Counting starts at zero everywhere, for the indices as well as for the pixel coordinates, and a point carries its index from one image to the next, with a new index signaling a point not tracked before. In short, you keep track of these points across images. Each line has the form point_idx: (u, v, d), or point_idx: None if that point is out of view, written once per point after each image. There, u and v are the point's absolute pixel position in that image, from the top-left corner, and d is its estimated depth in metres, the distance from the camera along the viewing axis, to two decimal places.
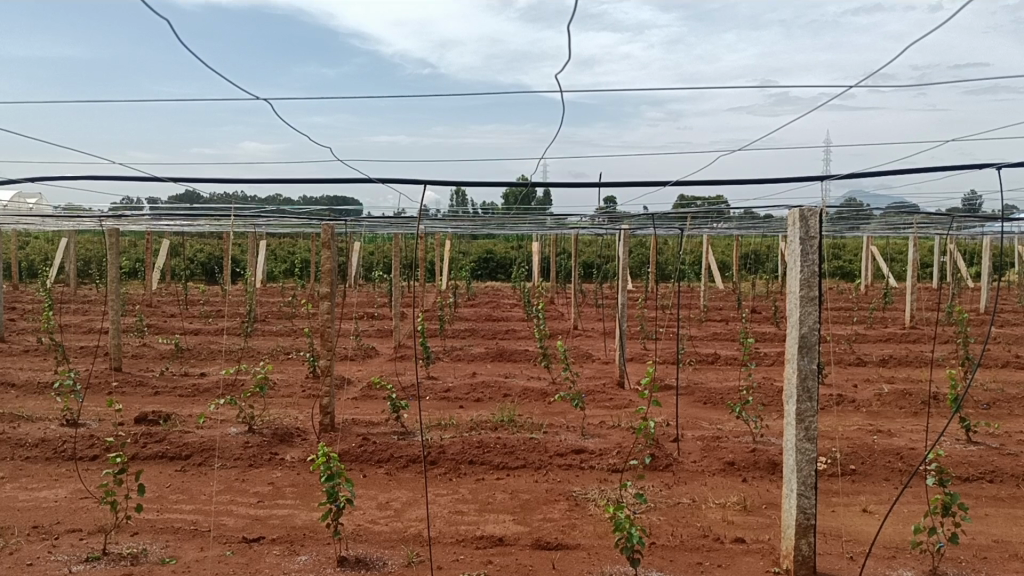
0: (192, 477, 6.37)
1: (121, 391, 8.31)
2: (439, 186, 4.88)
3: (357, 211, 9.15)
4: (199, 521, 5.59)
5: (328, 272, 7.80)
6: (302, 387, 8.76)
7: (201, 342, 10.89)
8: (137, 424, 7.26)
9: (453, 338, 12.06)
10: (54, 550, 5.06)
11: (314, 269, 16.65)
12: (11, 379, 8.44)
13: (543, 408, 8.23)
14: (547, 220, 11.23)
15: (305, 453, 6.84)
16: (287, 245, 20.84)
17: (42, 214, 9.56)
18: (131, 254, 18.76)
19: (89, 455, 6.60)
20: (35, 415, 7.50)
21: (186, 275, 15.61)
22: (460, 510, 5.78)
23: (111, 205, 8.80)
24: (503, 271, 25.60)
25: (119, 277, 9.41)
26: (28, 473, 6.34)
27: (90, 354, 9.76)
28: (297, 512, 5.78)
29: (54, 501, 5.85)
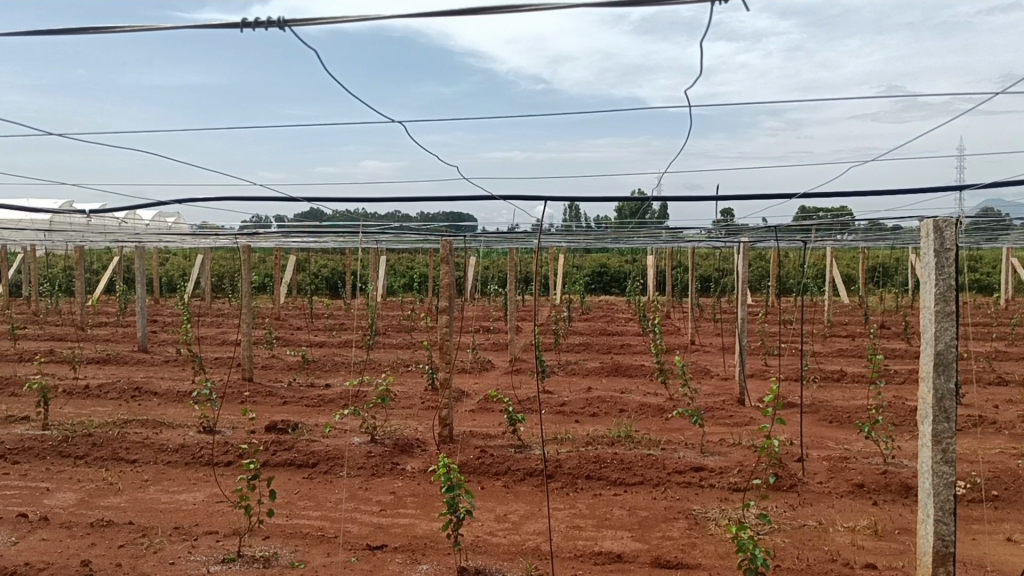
0: (319, 484, 6.61)
1: (252, 401, 8.71)
2: (557, 202, 4.92)
3: (473, 227, 9.29)
4: (326, 528, 5.79)
5: (446, 286, 7.94)
6: (422, 399, 8.95)
7: (326, 354, 11.29)
8: (268, 432, 7.59)
9: (568, 352, 12.07)
10: (193, 551, 5.35)
11: (431, 284, 16.98)
12: (153, 387, 8.98)
13: (660, 424, 8.12)
14: (663, 233, 11.09)
15: (425, 464, 6.99)
16: (405, 261, 21.34)
17: (181, 233, 10.14)
18: (260, 270, 19.65)
19: (224, 461, 6.95)
20: (175, 422, 7.95)
21: (311, 289, 16.23)
22: (577, 525, 5.77)
23: (241, 223, 9.23)
24: (617, 285, 25.45)
25: (251, 291, 9.87)
26: (170, 476, 6.72)
27: (224, 365, 10.28)
28: (418, 522, 5.90)
29: (193, 504, 6.18)
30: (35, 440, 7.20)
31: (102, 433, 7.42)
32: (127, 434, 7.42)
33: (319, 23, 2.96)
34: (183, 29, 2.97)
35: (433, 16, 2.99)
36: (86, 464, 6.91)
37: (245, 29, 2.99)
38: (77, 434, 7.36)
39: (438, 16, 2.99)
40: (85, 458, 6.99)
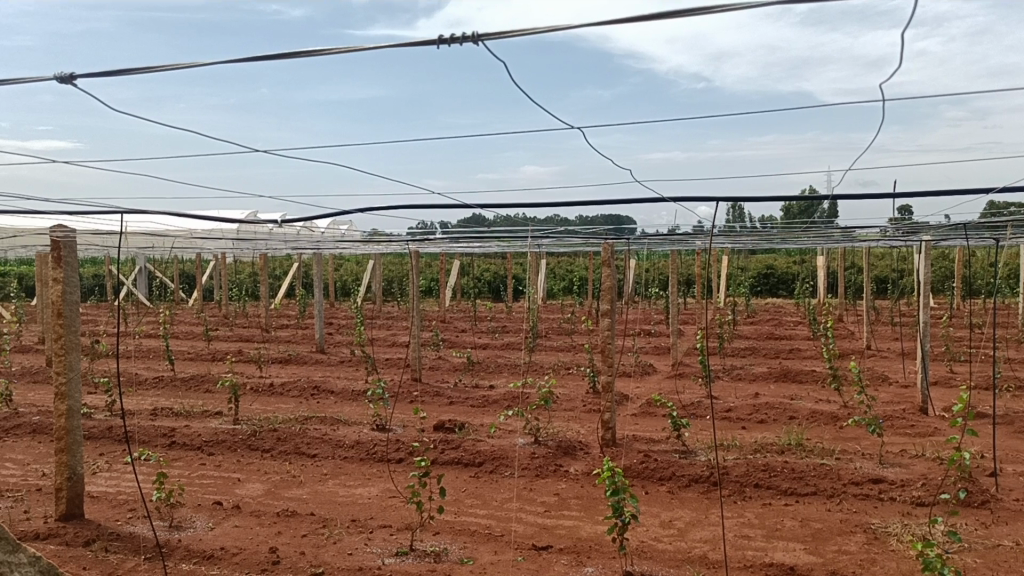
0: (485, 483, 6.77)
1: (421, 400, 9.04)
2: (726, 201, 4.81)
3: (633, 230, 9.21)
4: (493, 526, 5.92)
5: (607, 289, 7.90)
6: (583, 402, 8.98)
7: (490, 356, 11.55)
8: (436, 431, 7.86)
9: (733, 357, 11.76)
10: (369, 543, 5.61)
11: (591, 287, 17.02)
12: (330, 386, 9.49)
13: (833, 432, 7.76)
14: (835, 233, 10.58)
15: (589, 467, 7.01)
16: (565, 265, 21.48)
17: (354, 240, 10.66)
18: (426, 274, 20.35)
19: (396, 458, 7.26)
20: (351, 420, 8.38)
21: (475, 292, 16.63)
22: (746, 534, 5.60)
23: (409, 230, 9.56)
24: (785, 287, 24.51)
25: (418, 295, 10.23)
26: (346, 471, 7.09)
27: (394, 366, 10.73)
28: (583, 524, 5.93)
29: (368, 498, 6.48)
30: (227, 433, 7.79)
31: (286, 428, 7.92)
32: (307, 430, 7.88)
33: (512, 36, 3.00)
34: (384, 50, 3.10)
35: (622, 24, 2.96)
36: (272, 457, 7.40)
37: (438, 47, 3.08)
38: (264, 429, 7.89)
39: (625, 24, 2.97)
40: (271, 451, 7.48)
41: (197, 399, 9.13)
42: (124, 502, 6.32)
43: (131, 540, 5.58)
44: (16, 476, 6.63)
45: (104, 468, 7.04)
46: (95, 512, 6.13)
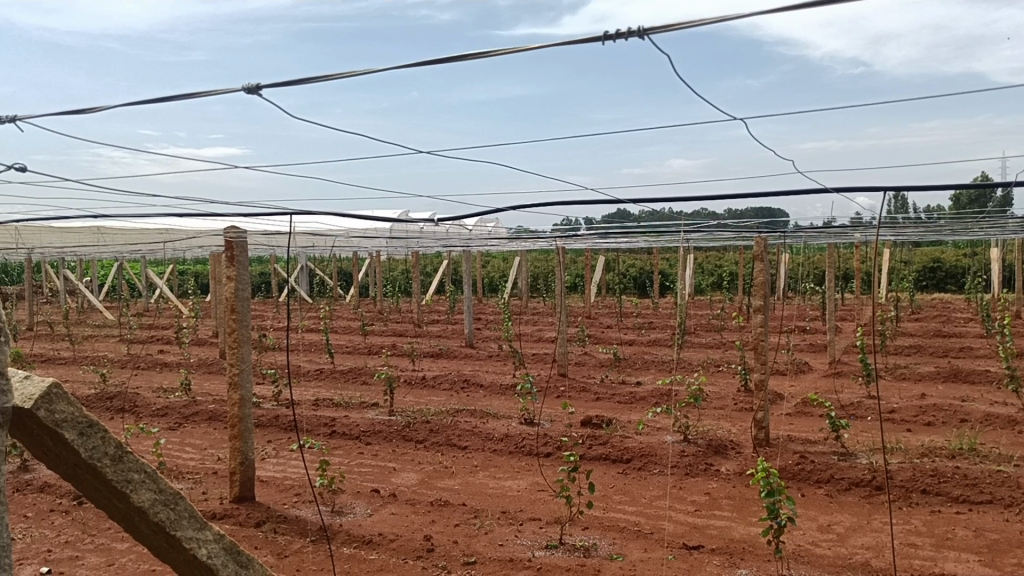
0: (634, 479, 6.72)
1: (568, 395, 9.09)
2: (893, 190, 4.53)
3: (785, 223, 8.89)
4: (642, 523, 5.87)
5: (760, 285, 7.63)
6: (735, 400, 8.76)
7: (637, 352, 11.45)
8: (584, 427, 7.88)
9: (897, 355, 11.14)
10: (520, 535, 5.70)
11: (742, 282, 16.56)
12: (479, 380, 9.70)
13: (1011, 437, 7.21)
14: (1011, 223, 9.82)
15: (741, 467, 6.83)
16: (713, 260, 20.98)
17: (501, 237, 10.83)
18: (572, 270, 20.43)
19: (544, 452, 7.34)
20: (500, 413, 8.53)
21: (621, 287, 16.54)
22: (914, 543, 5.29)
23: (556, 226, 9.61)
24: (953, 281, 23.00)
25: (564, 291, 10.27)
26: (496, 463, 7.22)
27: (541, 361, 10.84)
28: (735, 525, 5.78)
29: (517, 491, 6.58)
30: (383, 424, 8.09)
31: (438, 421, 8.15)
32: (458, 423, 8.08)
33: (676, 28, 2.93)
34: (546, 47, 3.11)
35: (783, 10, 2.86)
36: (425, 448, 7.63)
37: (601, 42, 3.08)
38: (417, 421, 8.15)
39: (795, 10, 2.85)
40: (424, 442, 7.73)
41: (355, 391, 9.54)
42: (291, 487, 6.70)
43: (297, 523, 5.90)
44: (195, 459, 7.16)
45: (272, 454, 7.49)
46: (265, 495, 6.54)
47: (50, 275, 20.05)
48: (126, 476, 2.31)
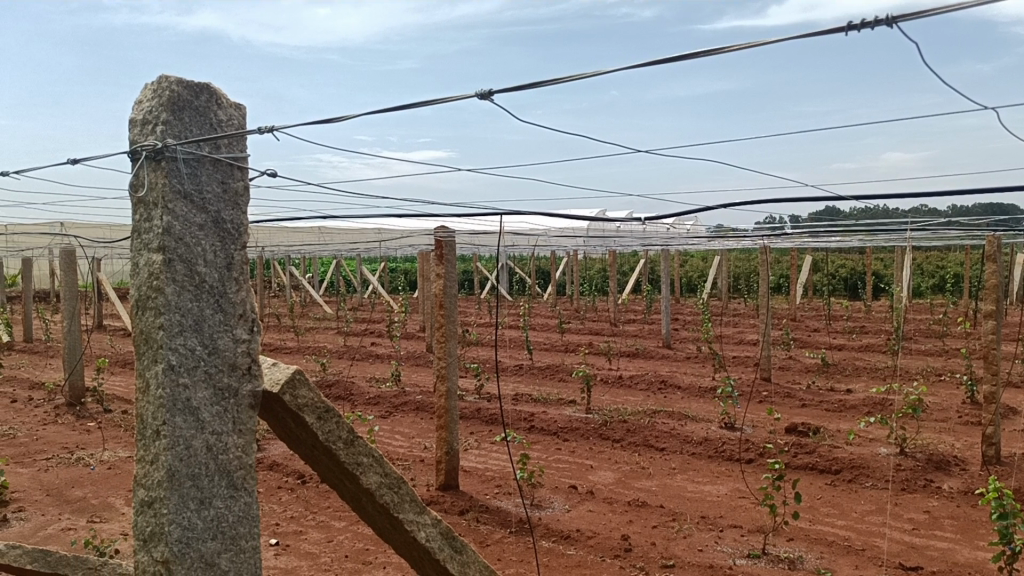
0: (843, 492, 6.37)
1: (771, 401, 8.76)
2: None
3: (1020, 220, 8.07)
4: (853, 538, 5.56)
5: (991, 288, 6.98)
6: (959, 413, 8.09)
7: (847, 358, 10.85)
8: (788, 434, 7.57)
9: None
10: (720, 541, 5.57)
11: (969, 285, 15.22)
12: (677, 382, 9.57)
13: None
14: None
15: (966, 486, 6.30)
16: (935, 260, 19.45)
17: (701, 236, 10.60)
18: (777, 271, 19.68)
19: (746, 458, 7.13)
20: (699, 416, 8.37)
21: (829, 288, 15.73)
22: None
23: (759, 225, 9.29)
24: None
25: (767, 292, 9.91)
26: (695, 467, 7.10)
27: (742, 364, 10.53)
28: (959, 548, 5.34)
29: (717, 497, 6.43)
30: (580, 422, 8.17)
31: (636, 420, 8.12)
32: (656, 424, 8.01)
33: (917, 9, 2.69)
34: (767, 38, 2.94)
35: None
36: (622, 447, 7.63)
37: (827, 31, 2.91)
38: (614, 420, 8.16)
39: None
40: (621, 441, 7.72)
41: (553, 388, 9.70)
42: (492, 479, 6.92)
43: (498, 514, 6.09)
44: (404, 447, 7.57)
45: (474, 446, 7.77)
46: (469, 485, 6.79)
47: (277, 271, 21.87)
48: (356, 459, 2.48)
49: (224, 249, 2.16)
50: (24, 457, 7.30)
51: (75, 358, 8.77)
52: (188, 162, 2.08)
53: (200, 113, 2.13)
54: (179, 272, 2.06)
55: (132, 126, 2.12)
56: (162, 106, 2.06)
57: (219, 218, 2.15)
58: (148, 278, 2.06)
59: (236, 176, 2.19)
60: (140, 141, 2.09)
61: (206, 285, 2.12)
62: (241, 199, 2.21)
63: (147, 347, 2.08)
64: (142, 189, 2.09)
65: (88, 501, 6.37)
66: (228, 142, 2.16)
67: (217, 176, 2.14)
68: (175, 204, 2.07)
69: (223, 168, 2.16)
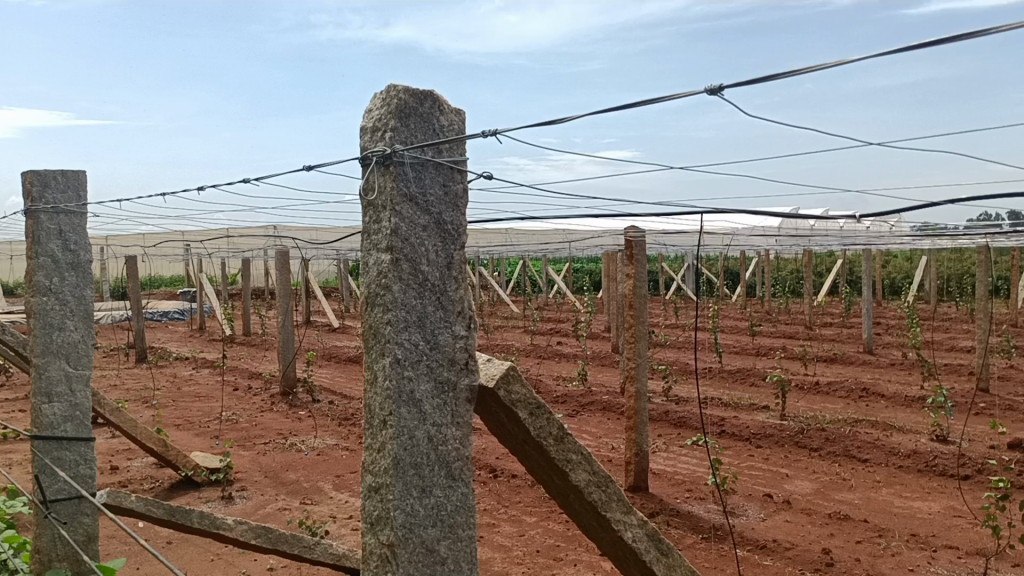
0: None
1: (990, 413, 8.06)
2: None
3: None
4: None
5: None
6: None
7: None
8: (1011, 450, 6.94)
9: None
10: (933, 562, 5.19)
11: None
12: (881, 390, 9.01)
13: None
14: None
15: None
16: None
17: (906, 234, 9.91)
18: (995, 272, 18.06)
19: (960, 474, 6.61)
20: (906, 427, 7.84)
21: None
22: None
23: (973, 222, 8.56)
24: None
25: (984, 294, 9.13)
26: (902, 481, 6.64)
27: (955, 373, 9.75)
28: None
29: (929, 514, 5.99)
30: (775, 428, 7.87)
31: (835, 429, 7.72)
32: (858, 433, 7.59)
33: None
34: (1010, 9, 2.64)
35: None
36: (820, 457, 7.28)
37: None
38: (811, 427, 7.80)
39: None
40: (819, 450, 7.37)
41: (744, 392, 9.41)
42: (682, 483, 6.80)
43: (690, 519, 5.98)
44: (592, 446, 7.60)
45: (663, 449, 7.67)
46: (658, 488, 6.71)
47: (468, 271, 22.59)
48: (566, 456, 2.52)
49: (444, 248, 2.26)
50: (245, 440, 7.96)
51: (288, 352, 9.48)
52: (414, 166, 2.19)
53: (425, 120, 2.24)
54: (405, 271, 2.17)
55: (363, 133, 2.25)
56: (391, 113, 2.18)
57: (441, 219, 2.25)
58: (377, 277, 2.18)
59: (456, 179, 2.28)
60: (370, 148, 2.21)
61: (429, 284, 2.22)
62: (461, 200, 2.30)
63: (375, 341, 2.20)
64: (372, 192, 2.21)
65: (300, 484, 6.85)
66: (449, 146, 2.26)
67: (439, 179, 2.24)
68: (401, 207, 2.17)
69: (444, 171, 2.25)
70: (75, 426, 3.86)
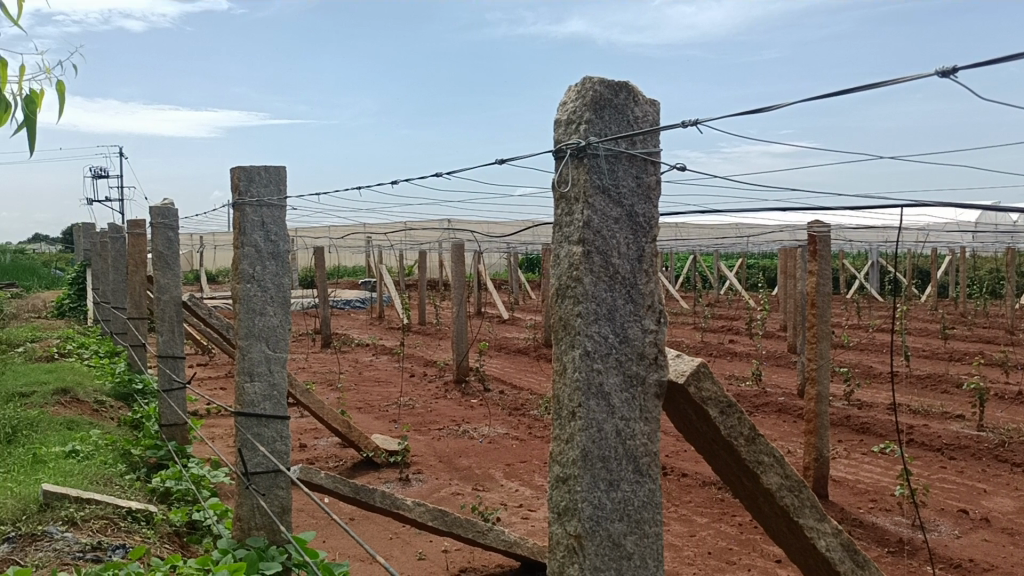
0: None
1: None
2: None
3: None
4: None
5: None
6: None
7: None
8: None
9: None
10: None
11: None
12: None
13: None
14: None
15: None
16: None
17: None
18: None
19: None
20: None
21: None
22: None
23: None
24: None
25: None
26: None
27: None
28: None
29: None
30: (971, 440, 7.30)
31: None
32: None
33: None
34: None
35: None
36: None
37: None
38: (1014, 441, 7.17)
39: None
40: (1022, 466, 6.76)
41: (936, 399, 8.80)
42: (865, 492, 6.45)
43: (875, 531, 5.65)
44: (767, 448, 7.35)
45: (844, 455, 7.30)
46: (838, 496, 6.39)
47: None
48: (757, 457, 2.45)
49: (636, 241, 2.23)
50: (421, 425, 8.28)
51: (462, 342, 9.76)
52: (609, 158, 2.18)
53: (619, 111, 2.22)
54: (596, 264, 2.17)
55: (557, 126, 2.27)
56: (586, 106, 2.19)
57: (634, 212, 2.22)
58: (569, 269, 2.20)
59: (650, 171, 2.25)
60: (564, 140, 2.22)
61: (619, 277, 2.21)
62: (654, 192, 2.27)
63: (565, 333, 2.21)
64: (565, 184, 2.22)
65: (473, 470, 7.04)
66: (644, 138, 2.23)
67: (633, 171, 2.21)
68: (595, 199, 2.17)
69: (638, 163, 2.22)
70: (273, 404, 4.13)
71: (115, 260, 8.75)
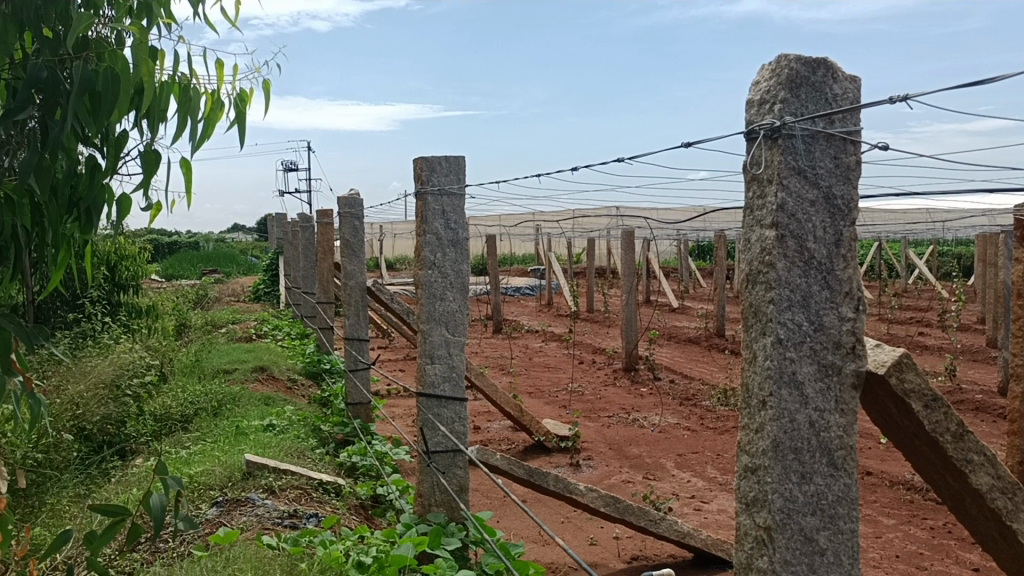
0: None
1: None
2: None
3: None
4: None
5: None
6: None
7: None
8: None
9: None
10: None
11: None
12: None
13: None
14: None
15: None
16: None
17: None
18: None
19: None
20: None
21: None
22: None
23: None
24: None
25: None
26: None
27: None
28: None
29: None
30: None
31: None
32: None
33: None
34: None
35: None
36: None
37: None
38: None
39: None
40: None
41: None
42: None
43: None
44: None
45: None
46: None
47: None
48: (966, 455, 2.30)
49: (833, 225, 2.14)
50: (592, 412, 8.31)
51: (632, 330, 9.71)
52: (805, 138, 2.09)
53: (816, 89, 2.14)
54: (790, 248, 2.10)
55: (748, 106, 2.21)
56: (780, 84, 2.12)
57: (831, 194, 2.13)
58: (760, 253, 2.13)
59: (849, 150, 2.14)
60: (756, 121, 2.16)
61: (815, 262, 2.12)
62: (854, 173, 2.16)
63: (756, 320, 2.15)
64: (758, 166, 2.15)
65: (644, 459, 7.00)
66: (842, 116, 2.13)
67: (830, 151, 2.11)
68: (789, 180, 2.10)
69: (836, 143, 2.13)
70: (452, 386, 4.29)
71: (305, 248, 9.33)
